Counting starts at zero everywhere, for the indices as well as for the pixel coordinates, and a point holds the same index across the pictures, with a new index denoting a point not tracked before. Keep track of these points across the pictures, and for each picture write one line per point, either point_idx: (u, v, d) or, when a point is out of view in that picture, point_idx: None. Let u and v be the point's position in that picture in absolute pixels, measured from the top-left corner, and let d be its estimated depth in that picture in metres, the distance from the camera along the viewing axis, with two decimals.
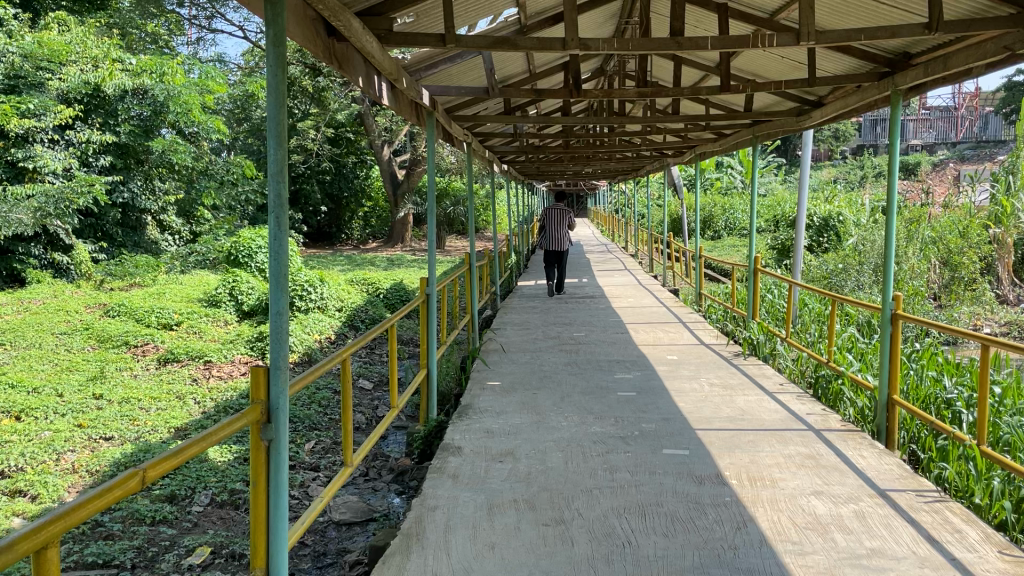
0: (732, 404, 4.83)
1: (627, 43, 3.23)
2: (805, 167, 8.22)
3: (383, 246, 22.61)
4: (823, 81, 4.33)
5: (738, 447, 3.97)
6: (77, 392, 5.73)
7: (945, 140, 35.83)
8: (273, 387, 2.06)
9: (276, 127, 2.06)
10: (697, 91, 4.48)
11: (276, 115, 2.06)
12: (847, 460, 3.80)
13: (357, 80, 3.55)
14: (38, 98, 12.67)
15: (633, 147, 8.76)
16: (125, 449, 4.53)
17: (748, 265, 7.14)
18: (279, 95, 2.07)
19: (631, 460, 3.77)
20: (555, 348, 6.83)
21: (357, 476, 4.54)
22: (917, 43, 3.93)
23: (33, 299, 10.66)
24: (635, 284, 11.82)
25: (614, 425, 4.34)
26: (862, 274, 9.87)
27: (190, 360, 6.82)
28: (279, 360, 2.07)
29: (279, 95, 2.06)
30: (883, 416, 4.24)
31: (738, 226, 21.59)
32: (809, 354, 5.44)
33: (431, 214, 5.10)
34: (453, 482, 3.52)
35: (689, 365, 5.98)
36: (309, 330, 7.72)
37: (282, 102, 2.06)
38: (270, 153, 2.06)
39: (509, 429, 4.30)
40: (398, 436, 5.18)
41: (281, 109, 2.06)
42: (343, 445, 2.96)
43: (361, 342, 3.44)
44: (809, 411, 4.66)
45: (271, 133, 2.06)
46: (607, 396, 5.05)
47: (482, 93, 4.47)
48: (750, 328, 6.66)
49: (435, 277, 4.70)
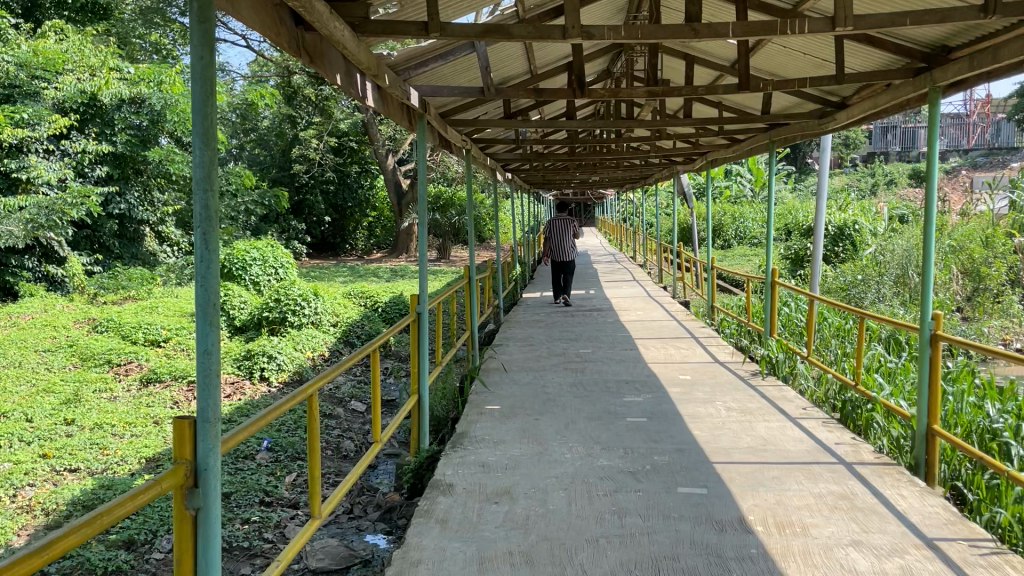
0: (752, 432, 4.41)
1: (636, 31, 2.83)
2: (824, 173, 7.81)
3: (388, 256, 22.26)
4: (853, 77, 3.93)
5: (762, 485, 3.56)
6: (48, 418, 5.35)
7: (957, 147, 35.33)
8: (200, 444, 1.68)
9: (202, 124, 1.69)
10: (712, 90, 4.08)
11: (202, 109, 1.68)
12: (886, 501, 3.38)
13: (331, 76, 3.15)
14: (33, 107, 12.38)
15: (642, 155, 8.38)
16: (86, 484, 4.14)
17: (766, 276, 6.74)
18: (206, 83, 1.69)
19: (642, 501, 3.36)
20: (560, 366, 6.44)
21: (341, 513, 4.14)
22: (959, 34, 3.56)
23: (22, 314, 10.31)
24: (644, 296, 11.41)
25: (622, 458, 3.93)
26: (881, 286, 9.46)
27: (174, 380, 6.44)
28: (208, 412, 1.68)
29: (206, 83, 1.69)
30: (923, 448, 3.84)
31: (749, 235, 21.17)
32: (834, 375, 5.03)
33: (422, 223, 4.66)
34: (441, 528, 3.12)
35: (703, 386, 5.57)
36: (302, 348, 7.34)
37: (210, 94, 1.69)
38: (195, 155, 1.68)
39: (506, 463, 3.89)
40: (387, 467, 4.78)
41: (209, 103, 1.68)
42: (310, 493, 2.58)
43: (341, 367, 3.05)
44: (838, 441, 4.24)
45: (196, 131, 1.68)
46: (615, 422, 4.65)
47: (476, 93, 4.09)
48: (768, 345, 6.25)
49: (426, 293, 4.31)
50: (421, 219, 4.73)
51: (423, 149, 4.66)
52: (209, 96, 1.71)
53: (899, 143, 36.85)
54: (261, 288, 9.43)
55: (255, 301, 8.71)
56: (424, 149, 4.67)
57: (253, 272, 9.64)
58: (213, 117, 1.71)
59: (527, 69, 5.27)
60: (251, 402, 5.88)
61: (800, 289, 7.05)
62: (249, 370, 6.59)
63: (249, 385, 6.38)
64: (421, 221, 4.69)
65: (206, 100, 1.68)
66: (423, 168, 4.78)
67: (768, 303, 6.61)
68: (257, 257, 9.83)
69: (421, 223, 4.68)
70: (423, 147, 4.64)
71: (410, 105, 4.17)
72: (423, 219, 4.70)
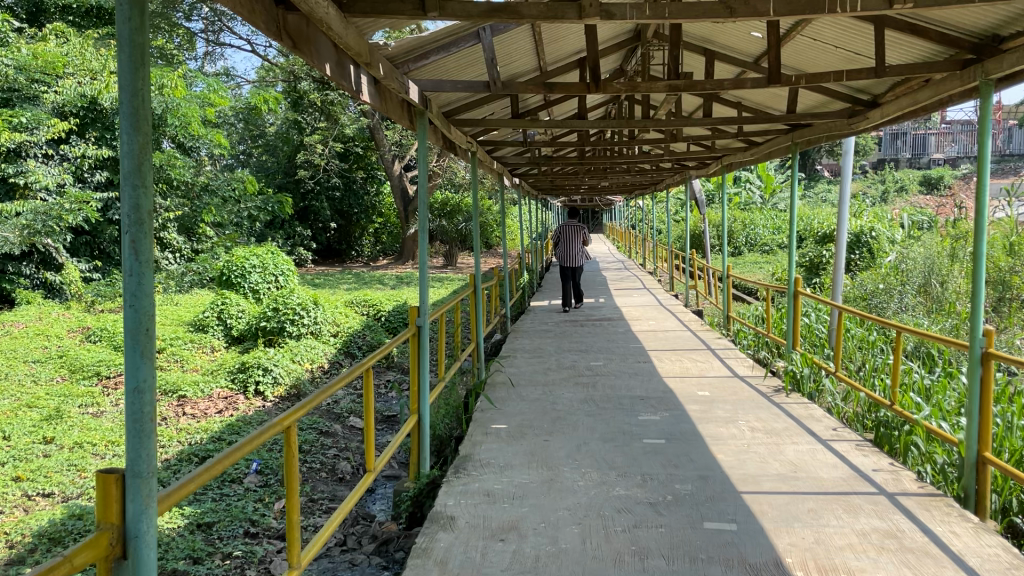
0: (781, 456, 4.06)
1: (661, 9, 2.60)
2: (846, 176, 7.43)
3: (394, 263, 21.96)
4: (894, 70, 3.58)
5: (798, 519, 3.21)
6: (26, 435, 5.03)
7: (970, 153, 34.89)
8: (131, 505, 1.38)
9: (131, 103, 1.40)
10: (739, 83, 3.71)
11: (132, 87, 1.40)
12: (938, 540, 3.02)
13: (319, 66, 2.80)
14: (32, 111, 12.13)
15: (654, 158, 8.03)
16: (56, 513, 3.81)
17: (789, 284, 6.36)
18: (136, 54, 1.41)
19: (665, 540, 3.01)
20: (570, 380, 6.09)
21: (333, 545, 3.80)
22: (1013, 21, 3.24)
23: (16, 323, 10.01)
24: (656, 305, 11.05)
25: (641, 487, 3.58)
26: (903, 296, 9.07)
27: (164, 395, 6.11)
28: (141, 466, 1.39)
29: (137, 52, 1.40)
30: (972, 477, 3.47)
31: (760, 241, 20.76)
32: (867, 394, 4.66)
33: (422, 231, 4.29)
34: (440, 571, 2.77)
35: (724, 404, 5.21)
36: (300, 359, 7.00)
37: (140, 68, 1.40)
38: (124, 143, 1.40)
39: (514, 492, 3.55)
40: (386, 493, 4.44)
41: (138, 79, 1.39)
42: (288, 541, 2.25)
43: (340, 382, 2.73)
44: (876, 467, 3.89)
45: (125, 113, 1.39)
46: (631, 444, 4.30)
47: (482, 88, 3.74)
48: (792, 360, 5.87)
49: (427, 305, 3.96)
50: (421, 226, 4.34)
51: (423, 150, 4.27)
52: (140, 75, 1.42)
53: (909, 150, 36.32)
54: (260, 297, 9.11)
55: (254, 311, 8.39)
56: (424, 151, 4.28)
57: (252, 279, 9.33)
58: (145, 97, 1.42)
59: (536, 66, 4.93)
60: (244, 418, 5.55)
61: (823, 300, 6.67)
62: (244, 384, 6.26)
63: (243, 401, 6.05)
64: (421, 228, 4.32)
65: (135, 73, 1.39)
66: (422, 172, 4.38)
67: (790, 314, 6.23)
68: (257, 264, 9.52)
69: (421, 230, 4.30)
70: (423, 149, 4.26)
71: (409, 102, 3.85)
72: (424, 226, 4.32)
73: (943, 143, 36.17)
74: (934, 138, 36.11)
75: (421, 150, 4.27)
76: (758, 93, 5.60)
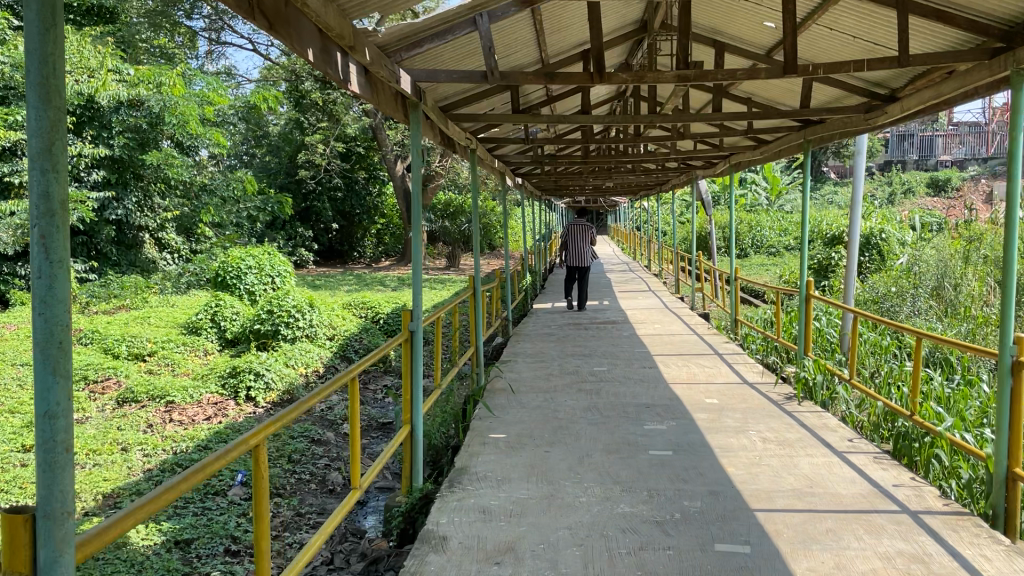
0: (795, 470, 3.84)
1: None
2: (860, 176, 7.18)
3: (396, 264, 21.76)
4: (916, 60, 3.36)
5: (815, 541, 2.98)
6: (5, 443, 4.84)
7: (977, 156, 34.64)
8: (41, 552, 1.26)
9: (41, 84, 1.26)
10: (752, 74, 3.47)
11: (40, 65, 1.26)
12: (967, 565, 2.79)
13: (298, 47, 2.58)
14: (27, 109, 11.91)
15: (660, 157, 7.79)
16: None
17: (800, 286, 6.11)
18: (46, 24, 1.26)
19: (672, 564, 2.79)
20: (573, 386, 5.87)
21: (319, 564, 3.59)
22: None
23: (8, 324, 9.81)
24: (662, 308, 10.85)
25: (647, 505, 3.35)
26: (916, 299, 8.82)
27: (152, 400, 5.90)
28: (53, 506, 1.27)
29: (46, 21, 1.26)
30: (1001, 494, 3.23)
31: (766, 244, 20.50)
32: (885, 403, 4.42)
33: (417, 229, 3.96)
34: None
35: (733, 413, 4.97)
36: (294, 363, 6.79)
37: (50, 44, 1.26)
38: (32, 129, 1.26)
39: (512, 509, 3.33)
40: (378, 506, 4.23)
41: (46, 56, 1.26)
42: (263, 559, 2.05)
43: (331, 388, 2.56)
44: (896, 483, 3.66)
45: (33, 95, 1.26)
46: (636, 456, 4.07)
47: (479, 78, 3.52)
48: (804, 366, 5.64)
49: (421, 308, 3.74)
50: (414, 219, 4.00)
51: (417, 146, 3.99)
52: (55, 47, 1.28)
53: (916, 151, 35.96)
54: (255, 299, 8.91)
55: (248, 313, 8.19)
56: (418, 148, 3.99)
57: (248, 281, 9.14)
58: (58, 74, 1.28)
59: (539, 58, 4.70)
60: (232, 424, 5.34)
61: (835, 303, 6.42)
62: (235, 389, 6.05)
63: (233, 407, 5.85)
64: (414, 225, 3.99)
65: (42, 44, 1.25)
66: (418, 167, 4.00)
67: (802, 318, 5.99)
68: (252, 265, 9.33)
69: (416, 228, 3.97)
70: (417, 144, 3.99)
71: (402, 93, 3.63)
72: (419, 221, 3.98)
73: (950, 145, 35.82)
74: (941, 140, 35.75)
75: (415, 145, 3.99)
76: (768, 87, 5.38)
